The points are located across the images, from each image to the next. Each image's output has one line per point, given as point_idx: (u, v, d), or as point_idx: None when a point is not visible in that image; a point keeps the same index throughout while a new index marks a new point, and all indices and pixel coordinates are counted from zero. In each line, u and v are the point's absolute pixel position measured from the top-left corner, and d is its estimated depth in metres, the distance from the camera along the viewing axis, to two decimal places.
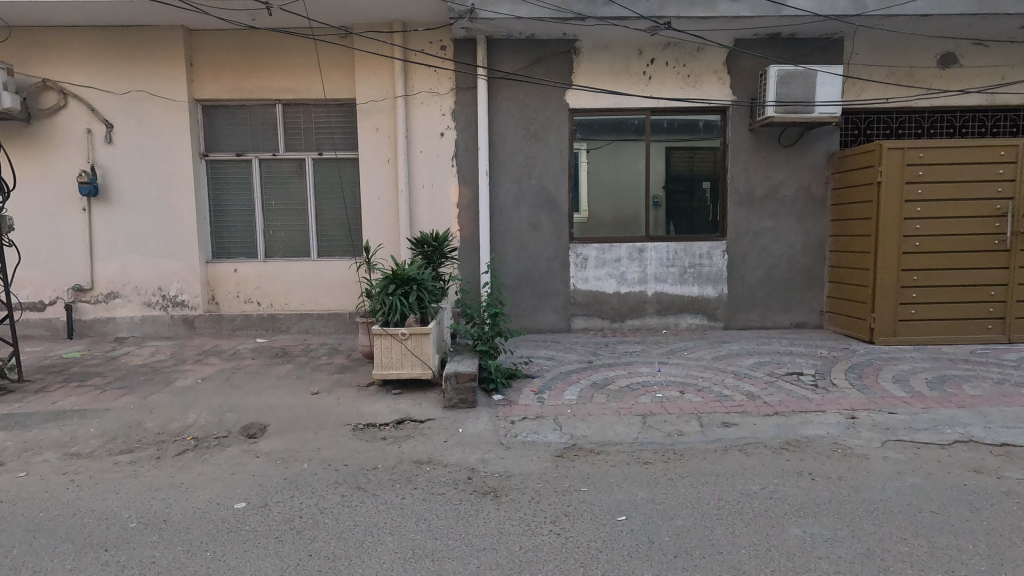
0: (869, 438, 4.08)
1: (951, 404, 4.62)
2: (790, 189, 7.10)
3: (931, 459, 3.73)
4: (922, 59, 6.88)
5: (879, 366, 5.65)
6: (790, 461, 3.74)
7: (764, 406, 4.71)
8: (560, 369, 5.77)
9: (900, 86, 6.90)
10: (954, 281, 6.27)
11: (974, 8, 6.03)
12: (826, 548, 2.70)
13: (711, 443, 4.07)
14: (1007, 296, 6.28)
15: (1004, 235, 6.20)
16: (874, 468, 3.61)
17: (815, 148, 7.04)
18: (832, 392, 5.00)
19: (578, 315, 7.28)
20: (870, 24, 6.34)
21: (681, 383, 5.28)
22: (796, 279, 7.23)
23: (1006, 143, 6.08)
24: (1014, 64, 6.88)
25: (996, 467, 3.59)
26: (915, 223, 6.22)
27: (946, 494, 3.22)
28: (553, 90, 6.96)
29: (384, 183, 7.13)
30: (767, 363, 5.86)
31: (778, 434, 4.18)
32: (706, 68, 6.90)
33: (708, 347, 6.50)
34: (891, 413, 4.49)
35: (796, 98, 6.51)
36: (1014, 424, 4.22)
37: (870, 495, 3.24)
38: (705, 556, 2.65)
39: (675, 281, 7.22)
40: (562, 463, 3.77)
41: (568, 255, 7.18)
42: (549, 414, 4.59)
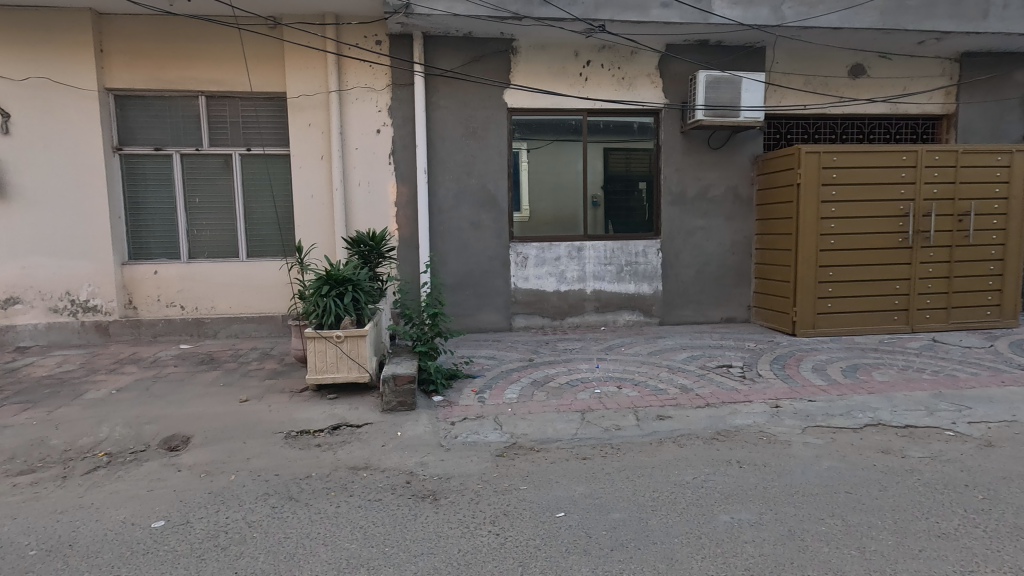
0: (790, 425, 4.33)
1: (862, 390, 4.98)
2: (720, 189, 7.42)
3: (846, 443, 3.99)
4: (835, 69, 7.36)
5: (800, 357, 6.01)
6: (720, 450, 3.90)
7: (696, 398, 4.89)
8: (501, 368, 5.77)
9: (816, 94, 7.36)
10: (865, 276, 6.76)
11: (879, 24, 6.51)
12: (752, 532, 2.83)
13: (648, 436, 4.19)
14: (910, 289, 6.83)
15: (907, 233, 6.74)
16: (795, 453, 3.82)
17: (741, 151, 7.39)
18: (758, 382, 5.27)
19: (519, 314, 7.32)
20: (789, 34, 6.72)
21: (619, 378, 5.42)
22: (726, 276, 7.57)
23: (907, 149, 6.62)
24: (913, 77, 7.49)
25: (901, 447, 3.90)
26: (831, 222, 6.65)
27: (858, 475, 3.46)
28: (491, 88, 6.95)
29: (318, 180, 6.88)
30: (700, 356, 6.10)
31: (710, 425, 4.35)
32: (640, 71, 7.10)
33: (644, 343, 6.69)
34: (811, 401, 4.78)
35: (724, 103, 6.79)
36: (917, 408, 4.59)
37: (792, 479, 3.43)
38: (640, 547, 2.71)
39: (613, 279, 7.39)
40: (502, 462, 3.77)
41: (509, 254, 7.19)
42: (490, 414, 4.58)
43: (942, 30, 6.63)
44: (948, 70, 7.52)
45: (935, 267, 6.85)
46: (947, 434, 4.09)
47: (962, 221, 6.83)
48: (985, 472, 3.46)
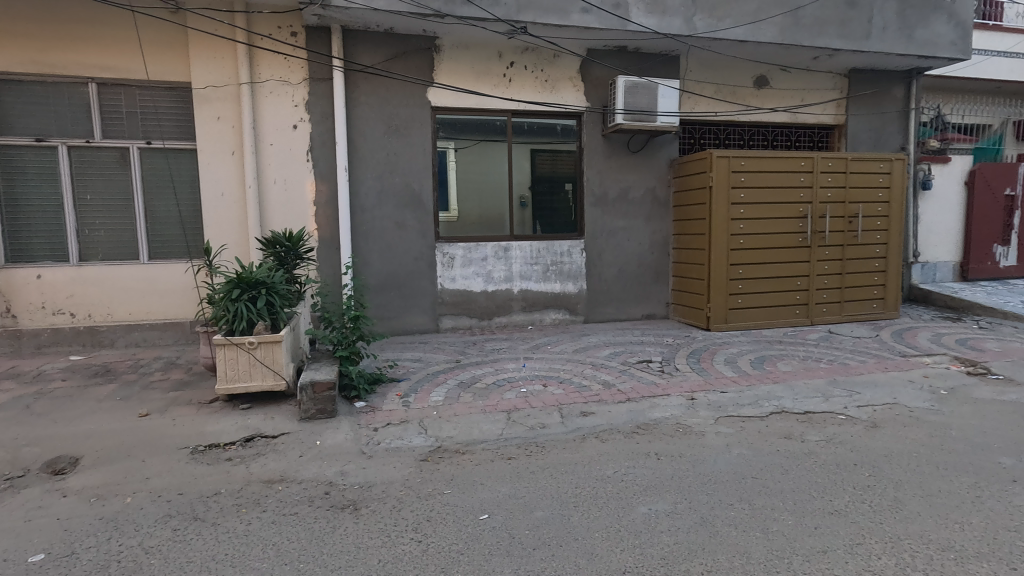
0: (704, 416, 4.56)
1: (768, 380, 5.34)
2: (639, 191, 7.70)
3: (753, 431, 4.25)
4: (742, 79, 7.84)
5: (713, 350, 6.35)
6: (640, 443, 4.04)
7: (618, 393, 5.05)
8: (427, 371, 5.68)
9: (725, 103, 7.81)
10: (770, 273, 7.25)
11: (779, 39, 6.99)
12: (668, 522, 2.95)
13: (571, 433, 4.28)
14: (809, 285, 7.40)
15: (806, 233, 7.30)
16: (708, 443, 4.03)
17: (658, 155, 7.70)
18: (676, 375, 5.53)
19: (446, 315, 7.24)
20: (700, 44, 7.07)
21: (545, 376, 5.50)
22: (646, 275, 7.87)
23: (805, 155, 7.17)
24: (809, 89, 8.12)
25: (801, 432, 4.20)
26: (741, 223, 7.07)
27: (763, 461, 3.70)
28: (414, 86, 6.82)
29: (229, 177, 6.48)
30: (621, 352, 6.30)
31: (630, 419, 4.51)
32: (562, 74, 7.23)
33: (570, 341, 6.82)
34: (723, 392, 5.07)
35: (641, 108, 7.05)
36: (814, 395, 4.97)
37: (705, 468, 3.61)
38: (561, 545, 2.74)
39: (539, 278, 7.48)
40: (426, 467, 3.70)
41: (434, 255, 7.10)
42: (414, 418, 4.49)
43: (832, 47, 7.23)
44: (838, 84, 8.21)
45: (831, 265, 7.46)
46: (840, 418, 4.46)
47: (852, 222, 7.49)
48: (871, 451, 3.80)
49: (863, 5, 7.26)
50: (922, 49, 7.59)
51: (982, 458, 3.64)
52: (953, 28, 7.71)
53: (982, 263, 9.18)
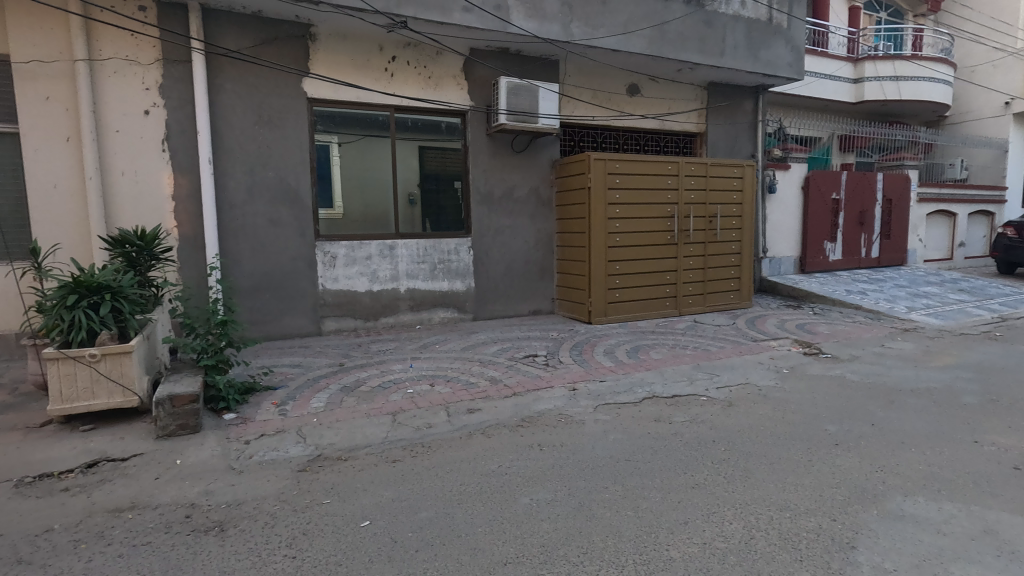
0: (585, 405, 4.81)
1: (641, 368, 5.75)
2: (523, 190, 7.89)
3: (627, 416, 4.54)
4: (615, 86, 8.33)
5: (594, 343, 6.68)
6: (524, 436, 4.15)
7: (504, 388, 5.15)
8: (307, 376, 5.38)
9: (601, 108, 8.26)
10: (644, 269, 7.79)
11: (647, 51, 7.52)
12: (548, 509, 3.06)
13: (458, 430, 4.29)
14: (677, 279, 8.06)
15: (673, 232, 7.95)
16: (587, 431, 4.24)
17: (540, 156, 7.95)
18: (559, 368, 5.76)
19: (329, 317, 6.92)
20: (577, 51, 7.40)
21: (432, 376, 5.45)
22: (532, 271, 8.09)
23: (671, 160, 7.81)
24: (675, 99, 8.83)
25: (669, 414, 4.57)
26: (617, 222, 7.52)
27: (636, 443, 3.97)
28: (287, 75, 6.42)
29: (63, 167, 5.66)
30: (508, 348, 6.42)
31: (516, 413, 4.62)
32: (445, 72, 7.21)
33: (458, 339, 6.83)
34: (601, 381, 5.37)
35: (524, 109, 7.22)
36: (681, 379, 5.43)
37: (584, 454, 3.80)
38: (445, 543, 2.74)
39: (426, 277, 7.40)
40: (304, 478, 3.51)
41: (314, 254, 6.74)
42: (291, 427, 4.24)
43: (692, 62, 7.92)
44: (699, 95, 9.02)
45: (695, 260, 8.20)
46: (702, 399, 4.92)
47: (712, 222, 8.28)
48: (726, 428, 4.24)
49: (718, 25, 8.04)
50: (766, 68, 8.56)
51: (813, 427, 4.21)
52: (789, 52, 8.81)
53: (816, 257, 10.57)
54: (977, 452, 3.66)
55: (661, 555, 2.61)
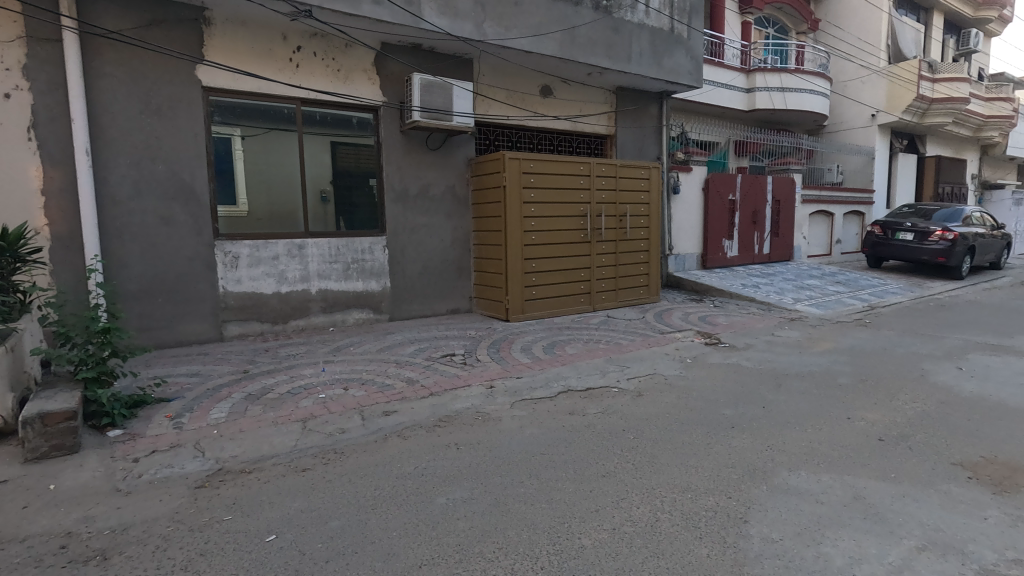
0: (502, 402, 4.86)
1: (557, 363, 5.91)
2: (439, 188, 7.82)
3: (543, 411, 4.64)
4: (529, 87, 8.46)
5: (511, 340, 6.76)
6: (441, 436, 4.13)
7: (421, 389, 5.09)
8: (206, 385, 5.01)
9: (515, 108, 8.36)
10: (559, 266, 7.98)
11: (558, 54, 7.70)
12: (464, 508, 3.06)
13: (373, 434, 4.18)
14: (590, 277, 8.34)
15: (586, 230, 8.20)
16: (504, 427, 4.29)
17: (455, 154, 7.91)
18: (477, 366, 5.78)
19: (231, 321, 6.49)
20: (490, 50, 7.43)
21: (345, 379, 5.27)
22: (449, 270, 8.03)
23: (583, 160, 8.06)
24: (585, 101, 9.11)
25: (583, 407, 4.72)
26: (532, 220, 7.65)
27: (551, 437, 4.06)
28: (178, 62, 5.94)
29: None
30: (426, 348, 6.35)
31: (433, 413, 4.58)
32: (355, 65, 6.99)
33: (374, 340, 6.65)
34: (518, 378, 5.45)
35: (437, 107, 7.16)
36: (595, 372, 5.63)
37: (500, 450, 3.84)
38: (357, 551, 2.67)
39: (339, 277, 7.14)
40: (202, 495, 3.27)
41: (213, 255, 6.29)
42: (188, 441, 3.94)
43: (601, 66, 8.21)
44: (608, 99, 9.38)
45: (607, 258, 8.52)
46: (613, 390, 5.13)
47: (622, 220, 8.63)
48: (636, 417, 4.44)
49: (624, 32, 8.40)
50: (669, 75, 9.06)
51: (713, 411, 4.52)
52: (689, 60, 9.38)
53: (716, 254, 11.34)
54: (849, 427, 4.10)
55: (573, 543, 2.69)
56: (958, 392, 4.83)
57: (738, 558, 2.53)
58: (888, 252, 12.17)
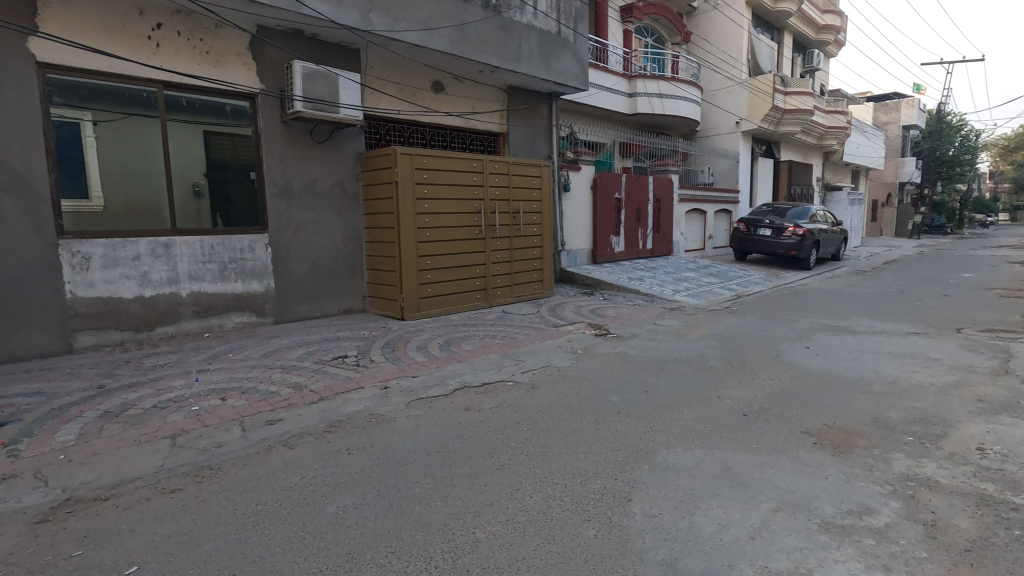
0: (396, 402, 4.75)
1: (453, 360, 5.90)
2: (327, 183, 7.45)
3: (439, 409, 4.61)
4: (420, 81, 8.33)
5: (407, 339, 6.64)
6: (332, 441, 3.95)
7: (309, 394, 4.83)
8: (50, 405, 4.38)
9: (406, 102, 8.19)
10: (454, 263, 7.96)
11: (448, 50, 7.65)
12: (356, 514, 2.96)
13: (254, 446, 3.90)
14: (486, 273, 8.42)
15: (481, 227, 8.26)
16: (399, 428, 4.20)
17: (343, 147, 7.58)
18: (370, 367, 5.60)
19: (82, 331, 5.72)
20: (378, 41, 7.21)
21: (223, 389, 4.86)
22: (340, 269, 7.69)
23: (476, 157, 8.09)
24: (477, 98, 9.16)
25: (479, 402, 4.75)
26: (426, 217, 7.55)
27: (448, 434, 4.04)
28: (4, 32, 5.10)
29: None
30: (315, 351, 6.03)
31: (323, 418, 4.37)
32: (227, 48, 6.45)
33: (256, 345, 6.20)
34: (414, 377, 5.36)
35: (322, 97, 6.82)
36: (490, 368, 5.69)
37: (395, 452, 3.75)
38: (236, 572, 2.47)
39: (214, 278, 6.58)
40: (45, 530, 2.85)
41: (57, 255, 5.50)
42: (26, 470, 3.41)
43: (492, 64, 8.28)
44: (499, 97, 9.50)
45: (501, 254, 8.64)
46: (509, 384, 5.22)
47: (515, 217, 8.80)
48: (530, 408, 4.56)
49: (513, 32, 8.54)
50: (557, 77, 9.38)
51: (601, 399, 4.75)
52: (576, 63, 9.76)
53: (604, 249, 11.93)
54: (719, 405, 4.51)
55: (467, 539, 2.70)
56: (807, 368, 5.50)
57: (622, 535, 2.69)
58: (751, 246, 13.54)
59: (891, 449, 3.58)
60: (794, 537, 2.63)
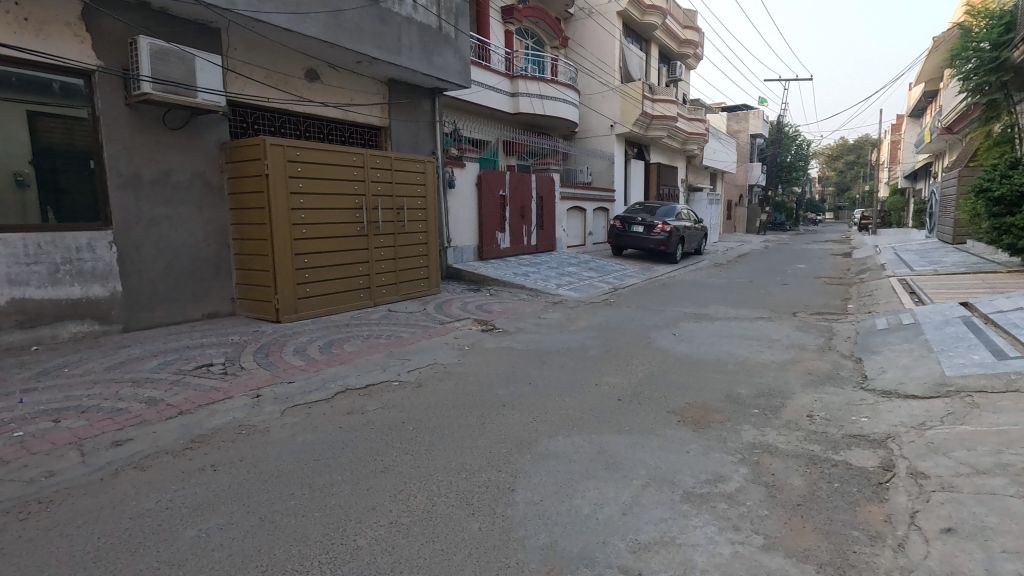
0: (270, 411, 4.43)
1: (334, 362, 5.63)
2: (184, 174, 6.74)
3: (318, 414, 4.38)
4: (291, 68, 7.82)
5: (282, 342, 6.22)
6: (194, 459, 3.59)
7: (166, 409, 4.35)
8: None
9: (277, 90, 7.65)
10: (335, 261, 7.61)
11: (322, 37, 7.26)
12: (221, 535, 2.72)
13: (97, 471, 3.43)
14: (370, 271, 8.15)
15: (363, 223, 7.97)
16: (273, 438, 3.92)
17: (202, 136, 6.91)
18: (240, 375, 5.16)
19: None
20: (242, 22, 6.65)
21: (57, 409, 4.21)
22: (202, 269, 7.01)
23: (356, 151, 7.78)
24: (356, 89, 8.80)
25: (362, 405, 4.59)
26: (301, 213, 7.13)
27: (327, 441, 3.85)
28: None
29: None
30: (174, 361, 5.44)
31: (183, 434, 3.96)
32: (53, 16, 5.55)
33: (100, 357, 5.45)
34: (291, 382, 5.04)
35: (175, 79, 6.15)
36: (374, 368, 5.52)
37: (268, 464, 3.50)
38: None
39: (43, 282, 5.67)
40: None
41: None
42: None
43: (370, 55, 8.01)
44: (380, 89, 9.22)
45: (386, 252, 8.42)
46: (394, 384, 5.10)
47: (399, 213, 8.61)
48: (416, 408, 4.49)
49: (392, 23, 8.31)
50: (439, 72, 9.30)
51: (488, 393, 4.81)
52: (457, 60, 9.76)
53: (491, 245, 12.07)
54: (597, 392, 4.77)
55: (347, 547, 2.59)
56: (674, 353, 6.00)
57: (505, 526, 2.74)
58: (627, 242, 14.47)
59: (742, 421, 4.02)
60: (662, 510, 2.85)
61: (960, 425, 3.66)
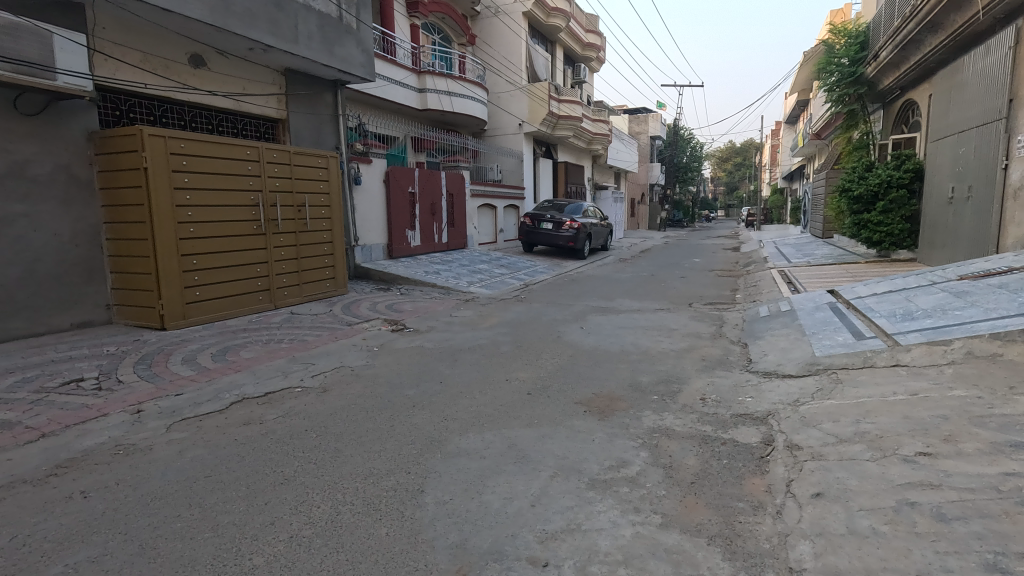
0: (153, 427, 4.04)
1: (230, 370, 5.26)
2: (43, 167, 5.97)
3: (209, 428, 4.05)
4: (173, 53, 7.19)
5: (168, 352, 5.69)
6: (59, 487, 3.19)
7: (23, 433, 3.84)
8: None
9: (156, 76, 7.01)
10: (229, 262, 7.09)
11: (208, 20, 6.73)
12: (92, 568, 2.43)
13: None
14: (268, 271, 7.68)
15: (259, 221, 7.49)
16: (156, 457, 3.57)
17: (66, 124, 6.16)
18: (117, 390, 4.66)
19: None
20: None
21: None
22: (69, 273, 6.24)
23: (250, 144, 7.28)
24: (249, 78, 8.25)
25: (260, 414, 4.31)
26: (187, 210, 6.57)
27: (220, 455, 3.58)
28: None
29: None
30: (34, 377, 4.81)
31: (46, 459, 3.51)
32: None
33: None
34: (178, 395, 4.64)
35: (29, 59, 5.43)
36: (275, 374, 5.22)
37: (150, 485, 3.19)
38: None
39: None
40: None
41: None
42: None
43: (264, 42, 7.54)
44: (276, 79, 8.71)
45: (287, 251, 7.97)
46: (296, 391, 4.83)
47: (300, 211, 8.18)
48: (320, 414, 4.29)
49: (288, 10, 7.87)
50: (340, 64, 8.95)
51: (397, 394, 4.70)
52: (361, 52, 9.44)
53: (400, 243, 11.79)
54: (507, 387, 4.81)
55: (242, 567, 2.43)
56: (581, 346, 6.19)
57: (414, 528, 2.69)
58: (537, 239, 14.73)
59: (643, 408, 4.23)
60: (568, 498, 2.93)
61: (828, 399, 4.10)
